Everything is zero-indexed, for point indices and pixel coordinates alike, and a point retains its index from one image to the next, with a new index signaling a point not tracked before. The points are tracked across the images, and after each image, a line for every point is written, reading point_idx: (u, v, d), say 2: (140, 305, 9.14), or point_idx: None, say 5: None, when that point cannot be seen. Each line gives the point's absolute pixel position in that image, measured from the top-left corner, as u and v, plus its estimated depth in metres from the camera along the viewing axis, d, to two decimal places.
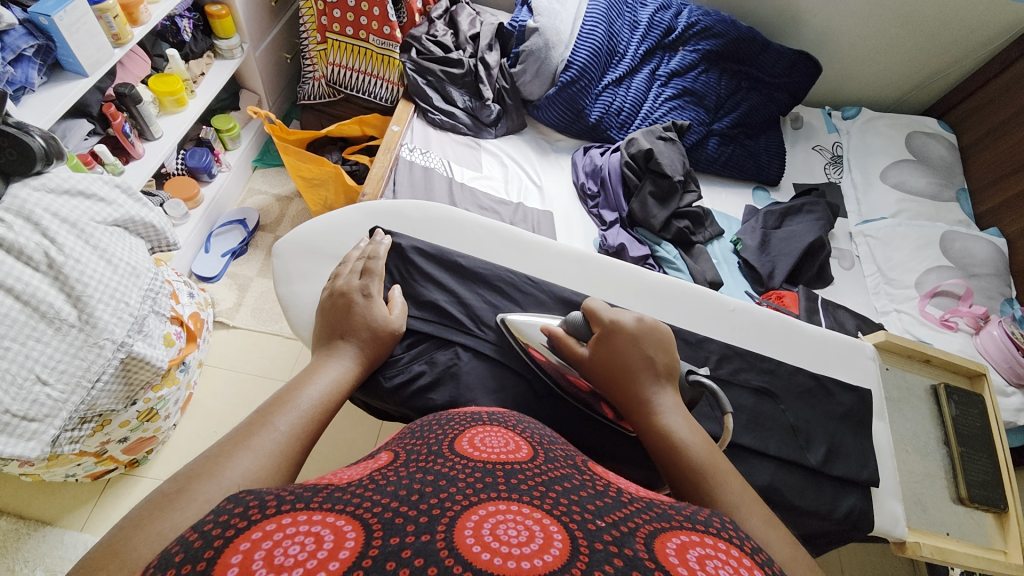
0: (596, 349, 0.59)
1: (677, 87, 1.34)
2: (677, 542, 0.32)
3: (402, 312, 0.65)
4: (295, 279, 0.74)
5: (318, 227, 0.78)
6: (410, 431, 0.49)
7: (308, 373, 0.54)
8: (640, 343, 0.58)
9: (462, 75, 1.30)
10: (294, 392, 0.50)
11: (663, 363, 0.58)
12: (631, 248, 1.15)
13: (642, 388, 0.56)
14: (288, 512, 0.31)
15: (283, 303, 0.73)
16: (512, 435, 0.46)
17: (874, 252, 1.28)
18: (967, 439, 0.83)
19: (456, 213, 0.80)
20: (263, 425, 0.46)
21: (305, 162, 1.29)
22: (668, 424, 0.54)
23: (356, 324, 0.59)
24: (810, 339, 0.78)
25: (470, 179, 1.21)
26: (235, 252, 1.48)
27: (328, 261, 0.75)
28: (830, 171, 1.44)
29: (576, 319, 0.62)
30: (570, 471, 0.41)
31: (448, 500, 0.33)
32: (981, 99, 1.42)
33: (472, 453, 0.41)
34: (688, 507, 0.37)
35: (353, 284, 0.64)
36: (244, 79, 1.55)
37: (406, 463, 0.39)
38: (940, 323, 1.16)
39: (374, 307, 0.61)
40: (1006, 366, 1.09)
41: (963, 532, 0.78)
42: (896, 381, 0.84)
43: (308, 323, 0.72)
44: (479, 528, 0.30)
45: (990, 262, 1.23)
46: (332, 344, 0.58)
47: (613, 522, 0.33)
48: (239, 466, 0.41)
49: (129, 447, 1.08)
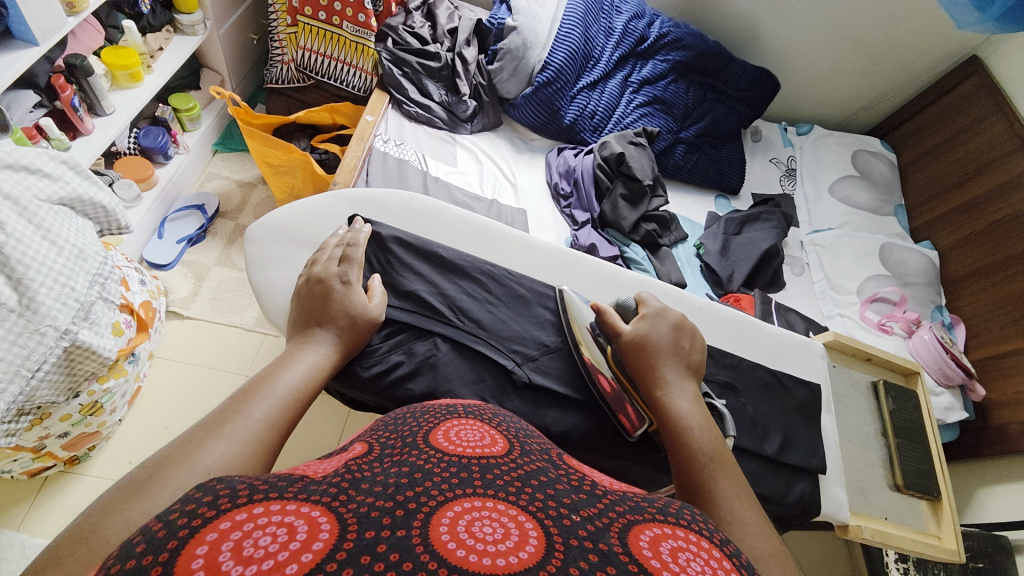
0: (636, 325, 0.63)
1: (648, 95, 1.38)
2: (651, 535, 0.33)
3: (381, 301, 0.64)
4: (270, 264, 0.72)
5: (290, 212, 0.75)
6: (383, 422, 0.49)
7: (284, 360, 0.52)
8: (678, 334, 0.63)
9: (439, 68, 1.29)
10: (270, 378, 0.49)
11: (693, 358, 0.63)
12: (601, 248, 1.18)
13: (670, 369, 0.59)
14: (260, 501, 0.30)
15: (256, 289, 0.71)
16: (488, 428, 0.47)
17: (822, 260, 1.37)
18: (903, 431, 0.90)
19: (435, 203, 0.80)
20: (240, 413, 0.44)
21: (272, 148, 1.26)
22: (685, 408, 0.56)
23: (334, 311, 0.58)
24: (769, 338, 0.83)
25: (445, 174, 1.20)
26: (191, 239, 1.41)
27: (305, 248, 0.73)
28: (785, 183, 1.53)
29: (628, 301, 0.67)
30: (546, 464, 0.42)
31: (425, 494, 0.33)
32: (920, 123, 1.55)
33: (449, 447, 0.41)
34: (660, 500, 0.39)
35: (332, 271, 0.62)
36: (205, 58, 1.48)
37: (380, 456, 0.39)
38: (878, 327, 1.26)
39: (353, 295, 0.60)
40: (936, 369, 1.19)
41: (900, 517, 0.85)
42: (842, 377, 0.91)
43: (281, 311, 0.70)
44: (454, 526, 0.31)
45: (923, 272, 1.34)
46: (309, 329, 0.57)
47: (589, 517, 0.34)
48: (213, 452, 0.40)
49: (69, 444, 1.01)
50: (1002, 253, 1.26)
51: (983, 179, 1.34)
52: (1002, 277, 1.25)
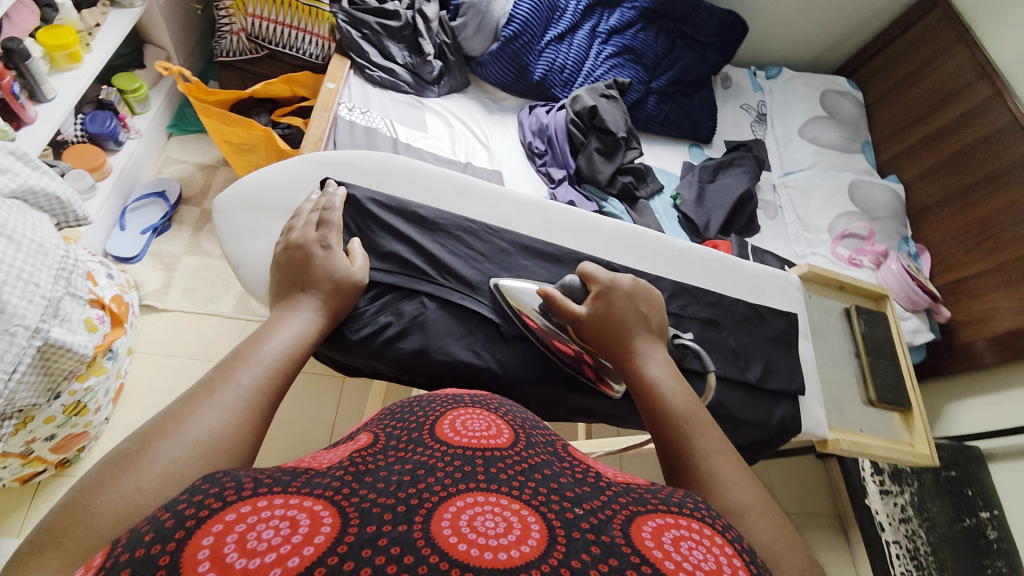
0: (592, 306, 0.61)
1: (617, 45, 1.36)
2: (652, 526, 0.34)
3: (364, 264, 0.63)
4: (243, 235, 0.70)
5: (260, 180, 0.73)
6: (391, 411, 0.50)
7: (268, 327, 0.51)
8: (635, 301, 0.61)
9: (400, 28, 1.23)
10: (255, 346, 0.48)
11: (655, 321, 0.61)
12: (580, 204, 1.18)
13: (633, 341, 0.58)
14: (265, 495, 0.31)
15: (232, 261, 0.69)
16: (494, 418, 0.48)
17: (794, 201, 1.40)
18: (875, 352, 0.95)
19: (410, 161, 0.77)
20: (229, 382, 0.43)
21: (231, 125, 1.21)
22: (656, 374, 0.55)
23: (317, 275, 0.58)
24: (748, 274, 0.86)
25: (415, 140, 1.17)
26: (156, 229, 1.35)
27: (278, 216, 0.71)
28: (757, 128, 1.54)
29: (574, 281, 0.64)
30: (550, 457, 0.42)
31: (427, 491, 0.35)
32: (885, 59, 1.57)
33: (453, 439, 0.42)
34: (663, 491, 0.39)
35: (310, 236, 0.61)
36: (147, 32, 1.40)
37: (385, 448, 0.40)
38: (848, 261, 1.31)
39: (334, 258, 0.60)
40: (904, 295, 1.25)
41: (874, 430, 0.91)
42: (818, 306, 0.95)
43: (261, 281, 0.68)
44: (456, 520, 0.32)
45: (890, 205, 1.39)
46: (292, 295, 0.56)
47: (591, 509, 0.35)
48: (203, 421, 0.39)
49: (56, 447, 1.00)
50: (966, 180, 1.31)
51: (947, 108, 1.37)
52: (967, 203, 1.30)
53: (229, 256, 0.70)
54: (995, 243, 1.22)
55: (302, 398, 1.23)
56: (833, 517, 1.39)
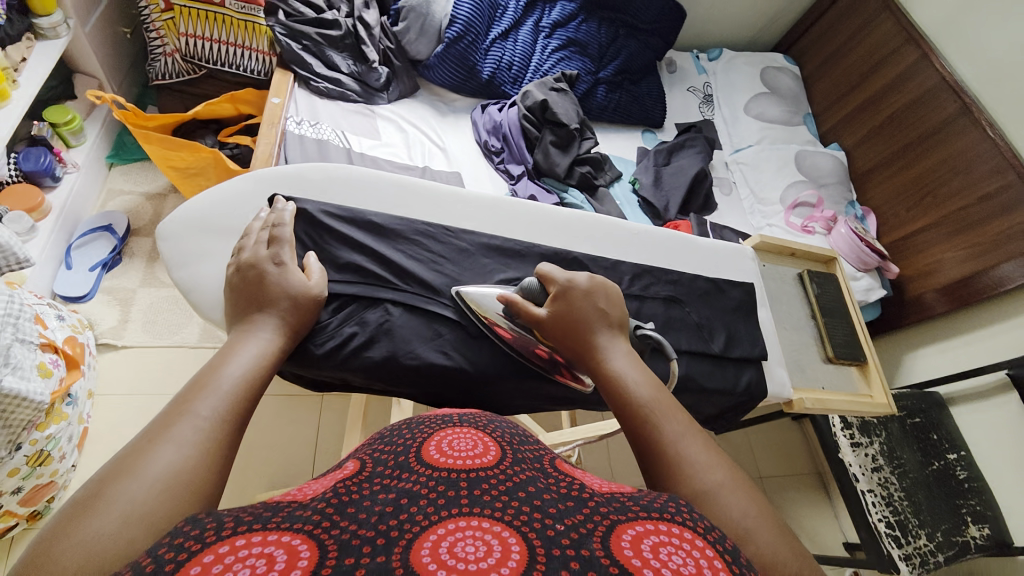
0: (552, 308, 0.60)
1: (562, 38, 1.37)
2: (633, 534, 0.34)
3: (321, 277, 0.63)
4: (193, 260, 0.68)
5: (206, 202, 0.71)
6: (382, 436, 0.49)
7: (225, 353, 0.50)
8: (593, 298, 0.60)
9: (341, 37, 1.21)
10: (213, 373, 0.46)
11: (615, 315, 0.61)
12: (540, 197, 1.20)
13: (593, 337, 0.58)
14: (246, 533, 0.31)
15: (182, 288, 0.67)
16: (481, 435, 0.47)
17: (746, 176, 1.45)
18: (830, 311, 0.99)
19: (360, 169, 0.76)
20: (187, 413, 0.42)
21: (174, 150, 1.16)
22: (618, 367, 0.55)
23: (273, 293, 0.56)
24: (704, 250, 0.89)
25: (369, 148, 1.16)
26: (106, 264, 1.29)
27: (228, 237, 0.69)
28: (704, 109, 1.59)
29: (533, 284, 0.64)
30: (536, 473, 0.42)
31: (409, 520, 0.34)
32: (816, 33, 1.64)
33: (439, 461, 0.42)
34: (646, 496, 0.39)
35: (262, 254, 0.60)
36: (75, 62, 1.33)
37: (371, 478, 0.40)
38: (801, 229, 1.36)
39: (289, 275, 0.59)
40: (854, 256, 1.31)
41: (835, 386, 0.95)
42: (773, 273, 0.99)
43: (215, 305, 0.66)
44: (436, 548, 0.32)
45: (834, 172, 1.45)
46: (248, 316, 0.55)
47: (573, 524, 0.35)
48: (163, 457, 0.38)
49: (25, 500, 0.95)
50: (901, 142, 1.38)
51: (878, 76, 1.45)
52: (904, 163, 1.37)
53: (180, 283, 0.68)
54: (934, 199, 1.30)
55: (281, 421, 1.20)
56: (813, 474, 1.45)
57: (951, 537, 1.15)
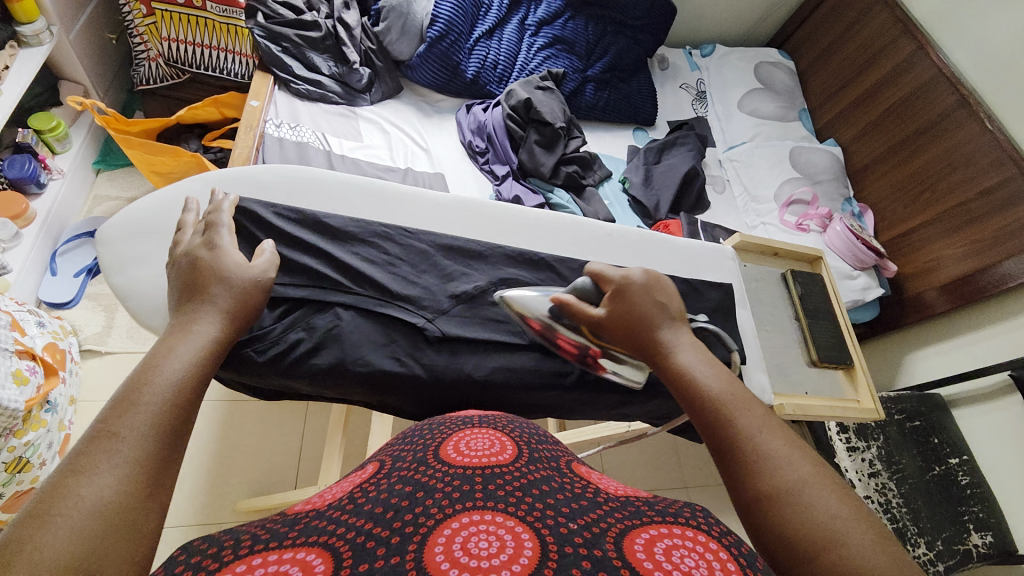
0: (608, 306, 0.58)
1: (548, 36, 1.35)
2: (645, 538, 0.35)
3: (270, 260, 0.59)
4: (133, 265, 0.66)
5: (147, 205, 0.69)
6: (405, 435, 0.52)
7: (163, 348, 0.45)
8: (651, 293, 0.57)
9: (322, 38, 1.19)
10: (147, 379, 0.41)
11: (673, 309, 0.58)
12: (526, 198, 1.17)
13: (655, 331, 0.55)
14: (262, 551, 0.32)
15: (119, 293, 0.66)
16: (499, 435, 0.49)
17: (740, 174, 1.42)
18: (814, 313, 0.96)
19: (314, 171, 0.73)
20: (104, 432, 0.36)
21: (156, 154, 1.16)
22: (684, 360, 0.52)
23: (207, 277, 0.53)
24: (678, 250, 0.86)
25: (351, 150, 1.14)
26: (91, 270, 1.29)
27: (168, 241, 0.67)
28: (697, 106, 1.56)
29: (585, 283, 0.61)
30: (551, 474, 0.44)
31: (424, 515, 0.36)
32: (811, 26, 1.61)
33: (456, 460, 0.44)
34: (660, 503, 0.40)
35: (196, 243, 0.58)
36: (59, 68, 1.32)
37: (391, 473, 0.43)
38: (796, 227, 1.33)
39: (225, 257, 0.56)
40: (851, 255, 1.27)
41: (819, 390, 0.92)
42: (754, 273, 0.96)
43: (153, 311, 0.65)
44: (449, 543, 0.33)
45: (830, 168, 1.42)
46: (184, 307, 0.51)
47: (585, 523, 0.36)
48: (77, 489, 0.32)
49: (2, 509, 0.93)
50: (900, 135, 1.34)
51: (876, 68, 1.41)
52: (903, 157, 1.33)
53: (117, 288, 0.66)
54: (932, 194, 1.26)
55: (266, 426, 1.19)
56: None
57: (952, 546, 1.11)
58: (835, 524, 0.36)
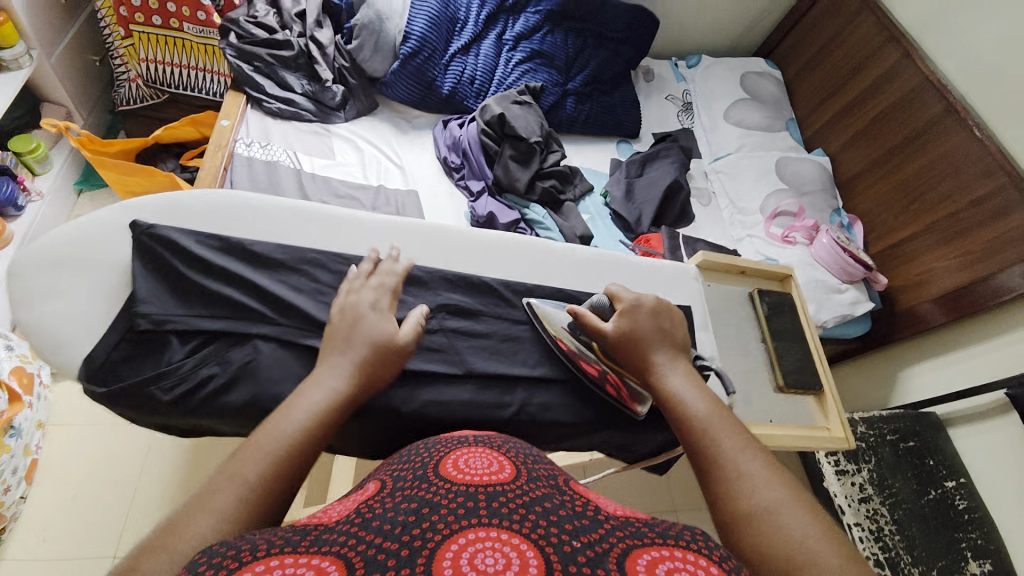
0: (618, 323, 0.63)
1: (526, 50, 1.34)
2: (648, 559, 0.31)
3: (415, 332, 0.62)
4: (44, 299, 0.64)
5: (64, 235, 0.66)
6: (395, 458, 0.46)
7: (300, 394, 0.49)
8: (655, 320, 0.63)
9: (294, 57, 1.19)
10: (283, 426, 0.46)
11: (676, 338, 0.63)
12: (500, 215, 1.15)
13: (653, 354, 0.60)
14: (270, 556, 0.29)
15: (24, 328, 0.63)
16: (496, 453, 0.44)
17: (726, 186, 1.39)
18: (780, 334, 0.92)
19: (246, 194, 0.72)
20: (230, 480, 0.41)
21: (131, 175, 1.15)
22: (675, 384, 0.56)
23: (360, 340, 0.56)
24: (631, 271, 0.83)
25: (322, 168, 1.13)
26: None
27: (86, 275, 0.65)
28: (683, 118, 1.54)
29: (603, 301, 0.68)
30: (551, 490, 0.39)
31: (430, 529, 0.32)
32: (798, 36, 1.59)
33: (457, 476, 0.39)
34: (662, 523, 0.35)
35: (365, 299, 0.62)
36: (41, 90, 1.33)
37: (392, 492, 0.38)
38: (783, 239, 1.29)
39: (384, 322, 0.59)
40: (839, 269, 1.24)
41: (783, 417, 0.88)
42: (717, 293, 0.92)
43: (60, 347, 0.63)
44: (458, 560, 0.29)
45: (818, 179, 1.38)
46: (329, 357, 0.54)
47: (589, 542, 0.32)
48: (176, 533, 0.36)
49: None
50: (887, 145, 1.31)
51: (862, 76, 1.38)
52: (892, 167, 1.30)
53: (20, 321, 0.64)
54: (922, 205, 1.22)
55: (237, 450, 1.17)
56: None
57: None
58: (805, 546, 0.37)
